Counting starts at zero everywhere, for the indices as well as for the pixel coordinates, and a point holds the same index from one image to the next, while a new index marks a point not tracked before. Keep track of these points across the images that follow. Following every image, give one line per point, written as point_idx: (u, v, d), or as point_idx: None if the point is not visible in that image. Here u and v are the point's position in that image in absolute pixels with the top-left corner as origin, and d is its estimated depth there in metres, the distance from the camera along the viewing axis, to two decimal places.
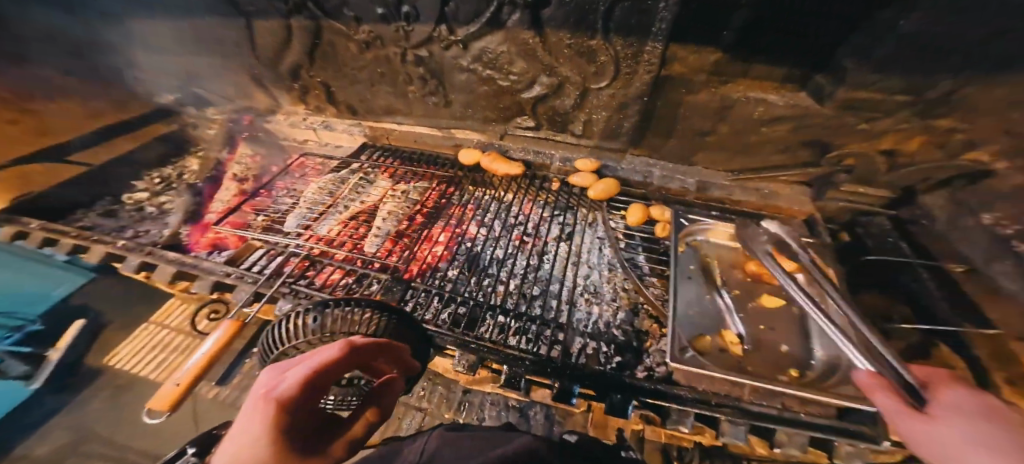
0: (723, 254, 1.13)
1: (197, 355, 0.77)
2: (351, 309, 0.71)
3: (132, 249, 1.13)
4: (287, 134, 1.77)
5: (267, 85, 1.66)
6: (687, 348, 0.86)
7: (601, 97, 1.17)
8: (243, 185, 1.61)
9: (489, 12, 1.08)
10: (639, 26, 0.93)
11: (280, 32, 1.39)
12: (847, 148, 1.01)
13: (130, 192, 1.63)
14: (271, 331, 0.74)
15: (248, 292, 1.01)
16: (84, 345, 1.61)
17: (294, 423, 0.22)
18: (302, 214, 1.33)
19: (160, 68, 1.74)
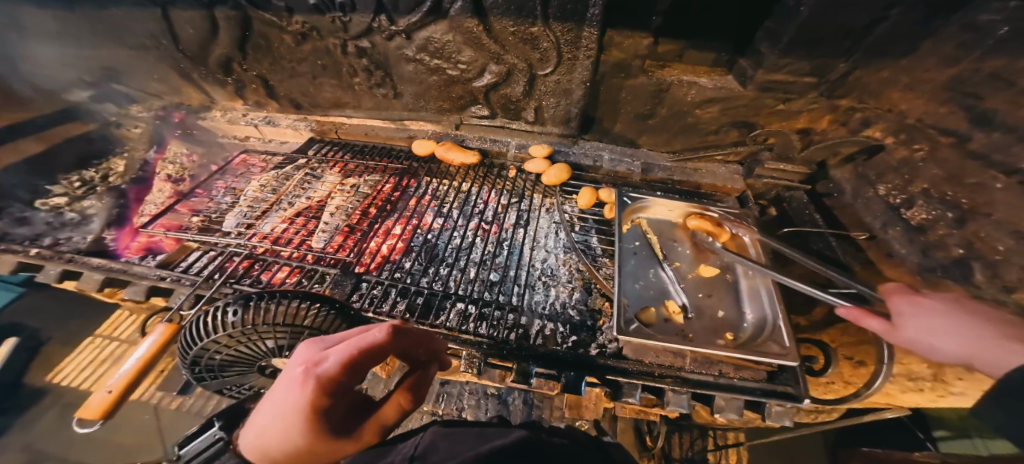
0: (668, 231, 1.20)
1: (132, 360, 0.73)
2: (284, 301, 0.75)
3: (51, 257, 1.06)
4: (228, 131, 1.71)
5: (196, 79, 1.58)
6: (631, 320, 0.92)
7: (547, 84, 1.18)
8: (178, 186, 1.53)
9: (430, 2, 1.06)
10: (574, 12, 0.93)
11: (204, 23, 1.31)
12: (768, 127, 1.12)
13: (45, 197, 1.47)
14: (190, 328, 0.75)
15: (186, 295, 0.98)
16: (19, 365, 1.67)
17: (327, 393, 0.34)
18: (244, 213, 1.28)
19: (75, 62, 1.60)
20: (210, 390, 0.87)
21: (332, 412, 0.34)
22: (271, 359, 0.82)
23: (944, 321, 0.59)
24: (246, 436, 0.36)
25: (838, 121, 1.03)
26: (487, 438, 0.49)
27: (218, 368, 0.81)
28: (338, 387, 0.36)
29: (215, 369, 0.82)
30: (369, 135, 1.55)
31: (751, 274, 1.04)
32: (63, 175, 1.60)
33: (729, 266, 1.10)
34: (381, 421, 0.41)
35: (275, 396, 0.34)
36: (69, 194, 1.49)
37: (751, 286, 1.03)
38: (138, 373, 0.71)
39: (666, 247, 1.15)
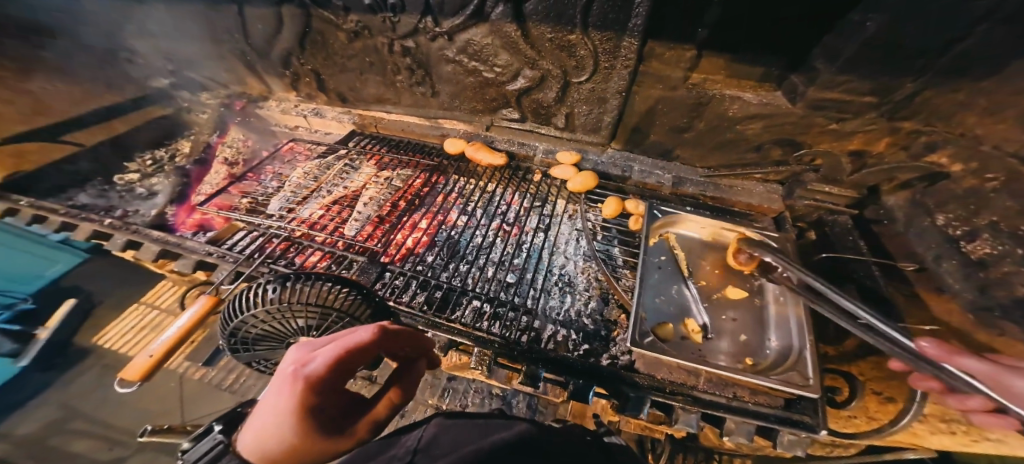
0: (694, 248, 1.16)
1: (173, 328, 0.83)
2: (318, 283, 0.81)
3: (119, 227, 1.19)
4: (279, 120, 1.83)
5: (259, 71, 1.72)
6: (647, 333, 0.92)
7: (581, 91, 1.17)
8: (233, 169, 1.64)
9: (474, 5, 1.09)
10: (615, 21, 0.92)
11: (272, 20, 1.43)
12: (817, 147, 1.04)
13: (122, 172, 1.66)
14: (233, 300, 0.82)
15: (229, 271, 1.07)
16: (75, 322, 2.00)
17: (315, 391, 0.36)
18: (287, 198, 1.37)
19: (158, 51, 1.79)
20: (240, 361, 0.93)
21: (323, 413, 0.36)
22: (298, 337, 0.87)
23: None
24: (245, 439, 0.35)
25: (897, 144, 0.94)
26: (491, 432, 0.45)
27: (250, 341, 0.88)
28: (327, 388, 0.38)
29: (248, 341, 0.88)
30: (405, 130, 1.61)
31: (781, 301, 1.00)
32: (137, 153, 1.80)
33: (759, 290, 1.06)
34: (375, 419, 0.43)
35: (262, 401, 0.36)
36: (139, 170, 1.68)
37: (779, 313, 0.99)
38: (176, 342, 0.81)
39: (693, 265, 1.12)
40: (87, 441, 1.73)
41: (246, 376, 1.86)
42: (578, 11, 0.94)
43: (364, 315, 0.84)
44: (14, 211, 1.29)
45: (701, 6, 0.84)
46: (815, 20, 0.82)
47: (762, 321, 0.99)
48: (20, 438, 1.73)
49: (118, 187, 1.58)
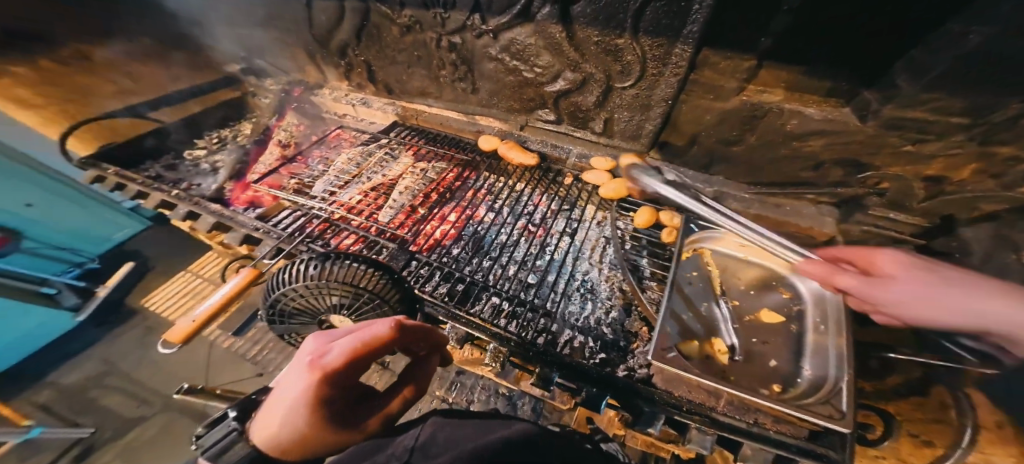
0: (728, 265, 1.13)
1: (216, 297, 0.91)
2: (351, 263, 0.86)
3: (183, 198, 1.31)
4: (330, 108, 1.94)
5: (319, 61, 1.82)
6: (670, 348, 0.88)
7: (624, 97, 1.14)
8: (286, 151, 1.70)
9: (521, 5, 1.09)
10: (668, 25, 0.86)
11: (334, 13, 1.50)
12: (886, 169, 0.92)
13: (191, 149, 1.81)
14: (277, 273, 0.88)
15: (271, 246, 1.16)
16: (131, 283, 2.40)
17: (328, 383, 0.38)
18: (331, 181, 1.45)
19: (233, 38, 1.95)
20: (275, 333, 0.98)
21: (334, 405, 0.39)
22: (330, 315, 0.91)
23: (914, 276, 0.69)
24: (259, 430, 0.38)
25: (987, 172, 0.79)
26: (497, 429, 0.43)
27: (287, 314, 0.93)
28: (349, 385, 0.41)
29: (283, 315, 0.93)
30: (444, 124, 1.68)
31: (821, 330, 0.94)
32: (207, 132, 1.95)
33: (797, 316, 1.01)
34: (387, 413, 0.48)
35: (285, 394, 0.39)
36: (207, 148, 1.82)
37: (817, 342, 0.93)
38: (217, 310, 0.89)
39: (726, 282, 1.10)
40: (118, 397, 2.03)
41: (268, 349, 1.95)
42: (630, 15, 0.89)
43: (394, 297, 0.87)
44: (103, 178, 1.43)
45: (768, 9, 0.75)
46: (902, 32, 0.69)
47: (797, 347, 0.94)
48: (66, 386, 2.07)
49: (184, 161, 1.72)
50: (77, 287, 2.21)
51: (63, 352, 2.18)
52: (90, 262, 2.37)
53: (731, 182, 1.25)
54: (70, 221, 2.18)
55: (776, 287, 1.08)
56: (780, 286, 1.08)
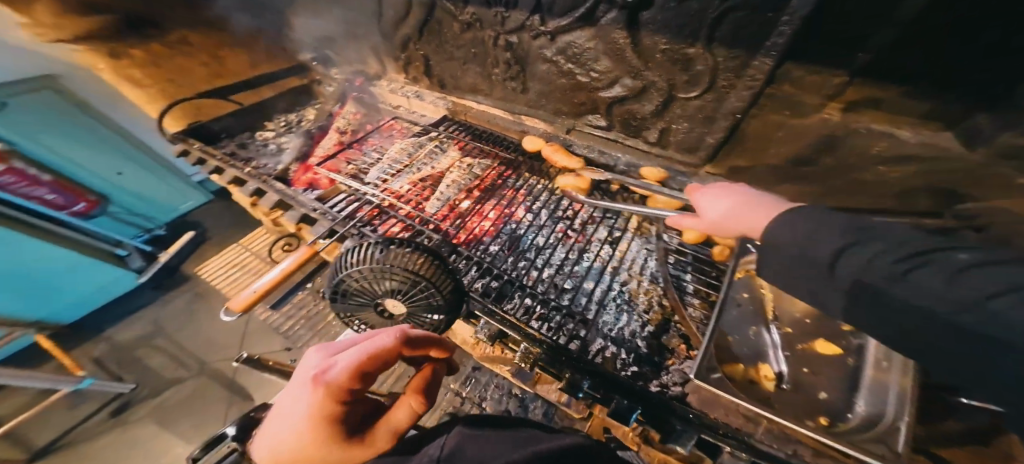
0: (784, 291, 1.06)
1: (278, 271, 1.11)
2: (407, 249, 1.04)
3: (252, 176, 1.50)
4: (387, 100, 2.09)
5: (381, 54, 1.97)
6: (715, 370, 0.87)
7: (686, 107, 1.09)
8: (342, 137, 1.94)
9: (585, 8, 1.08)
10: (750, 36, 0.79)
11: (402, 9, 1.66)
12: (994, 207, 0.74)
13: (261, 130, 2.07)
14: (344, 257, 1.05)
15: (326, 227, 1.30)
16: (187, 251, 2.88)
17: (326, 400, 0.52)
18: (384, 168, 1.68)
19: (308, 32, 2.10)
20: (336, 312, 1.10)
21: (334, 421, 0.53)
22: (385, 298, 1.06)
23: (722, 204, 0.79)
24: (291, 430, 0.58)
25: None
26: None
27: (346, 294, 1.06)
28: (340, 393, 0.52)
29: (344, 294, 1.06)
30: (491, 122, 1.83)
31: (883, 367, 0.88)
32: (276, 115, 2.21)
33: (856, 350, 0.95)
34: (392, 424, 0.59)
35: (297, 392, 0.55)
36: (275, 130, 2.07)
37: (876, 380, 0.87)
38: (276, 282, 1.07)
39: (779, 308, 1.05)
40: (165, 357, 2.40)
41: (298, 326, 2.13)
42: (705, 25, 0.84)
43: (441, 280, 1.04)
44: (188, 151, 1.69)
45: (864, 24, 0.62)
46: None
47: (851, 384, 0.90)
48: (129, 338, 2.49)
49: (255, 139, 1.98)
50: (143, 250, 2.70)
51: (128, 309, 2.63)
52: (156, 229, 2.84)
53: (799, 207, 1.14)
54: (145, 190, 2.66)
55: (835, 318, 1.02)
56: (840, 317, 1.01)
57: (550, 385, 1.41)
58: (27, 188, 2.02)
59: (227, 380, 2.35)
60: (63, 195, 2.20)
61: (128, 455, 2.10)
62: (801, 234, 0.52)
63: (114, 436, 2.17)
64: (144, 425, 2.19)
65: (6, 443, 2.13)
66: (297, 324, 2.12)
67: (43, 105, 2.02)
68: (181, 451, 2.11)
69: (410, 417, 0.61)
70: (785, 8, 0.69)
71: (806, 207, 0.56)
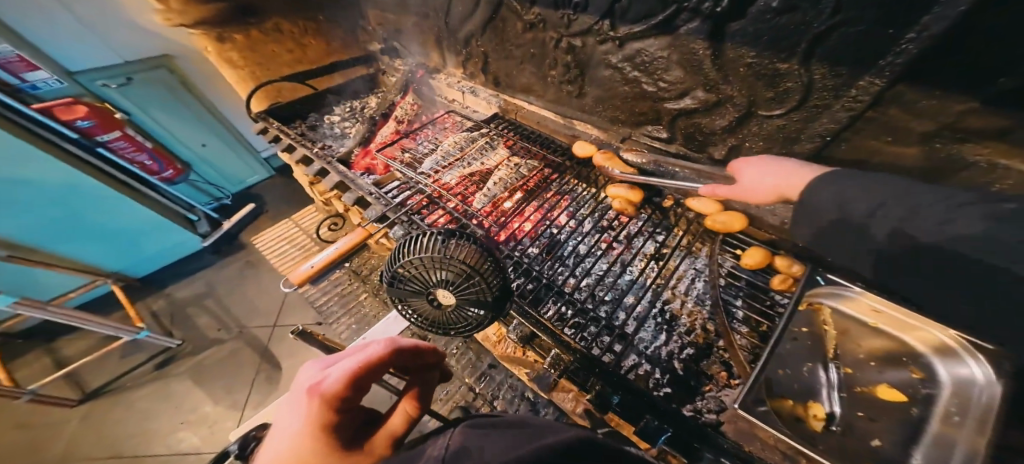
0: (850, 328, 0.86)
1: (332, 250, 1.35)
2: (463, 243, 1.08)
3: (319, 157, 1.79)
4: (443, 92, 2.31)
5: (443, 47, 2.16)
6: (763, 401, 0.75)
7: (766, 126, 1.03)
8: (399, 126, 2.12)
9: (664, 16, 1.05)
10: (861, 56, 0.72)
11: (469, 7, 1.79)
12: None
13: (331, 114, 2.43)
14: (405, 244, 1.13)
15: (378, 212, 1.49)
16: (247, 219, 3.29)
17: (323, 406, 0.52)
18: (437, 161, 1.78)
19: (386, 20, 2.40)
20: (390, 296, 1.15)
21: (337, 427, 0.51)
22: (436, 288, 1.08)
23: (757, 169, 0.91)
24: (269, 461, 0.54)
25: None
26: (530, 439, 0.45)
27: (401, 280, 1.12)
28: (336, 402, 0.53)
29: (400, 279, 1.12)
30: (539, 124, 1.86)
31: (955, 421, 0.61)
32: (344, 99, 2.56)
33: (925, 400, 0.69)
34: (391, 432, 0.56)
35: (285, 417, 0.52)
36: (341, 115, 2.40)
37: (942, 435, 0.62)
38: (331, 259, 1.32)
39: (842, 346, 0.85)
40: (206, 317, 2.65)
41: (331, 302, 2.21)
42: (807, 40, 0.78)
43: (490, 277, 1.05)
44: (268, 130, 2.07)
45: (991, 48, 0.55)
46: None
47: (911, 435, 0.65)
48: (182, 296, 2.80)
49: (323, 123, 2.31)
50: (210, 217, 3.16)
51: (190, 269, 2.99)
52: (222, 198, 3.37)
53: None
54: (223, 164, 3.30)
55: (903, 363, 0.76)
56: (910, 363, 0.75)
57: (565, 393, 1.33)
58: (132, 153, 2.60)
59: (259, 347, 2.47)
60: (157, 162, 2.75)
61: (162, 407, 2.23)
62: (837, 198, 0.66)
63: (153, 388, 2.32)
64: (181, 380, 2.34)
65: (66, 382, 2.34)
66: (330, 300, 2.21)
67: (157, 88, 2.64)
68: (208, 410, 2.22)
69: (406, 422, 0.59)
70: (916, 24, 0.61)
71: (839, 177, 0.68)
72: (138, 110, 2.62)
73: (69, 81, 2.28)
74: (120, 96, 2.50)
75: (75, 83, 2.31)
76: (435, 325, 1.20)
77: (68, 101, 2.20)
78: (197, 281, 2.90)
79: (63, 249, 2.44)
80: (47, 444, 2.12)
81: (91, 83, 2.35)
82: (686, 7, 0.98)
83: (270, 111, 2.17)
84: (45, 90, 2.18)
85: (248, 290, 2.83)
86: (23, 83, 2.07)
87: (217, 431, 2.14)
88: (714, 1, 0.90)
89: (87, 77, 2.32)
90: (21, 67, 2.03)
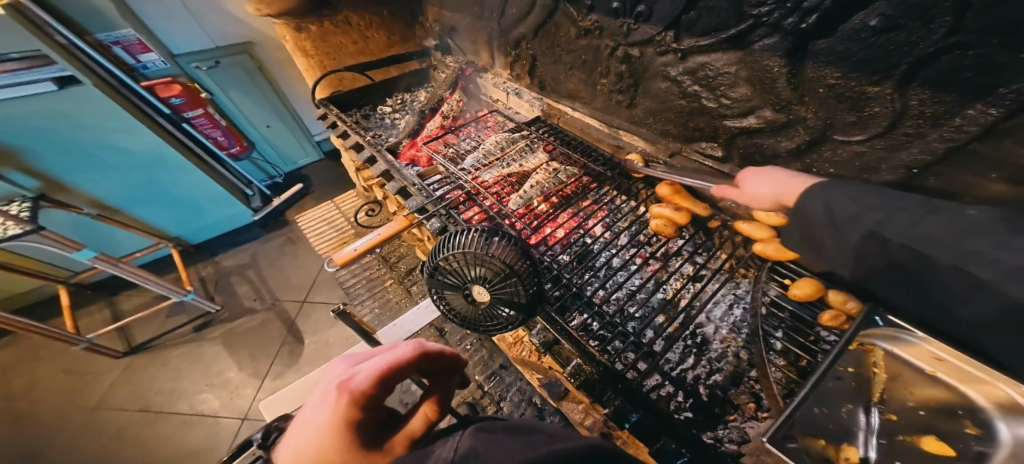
0: (903, 373, 0.86)
1: (372, 237, 1.38)
2: (503, 242, 1.08)
3: (369, 145, 1.86)
4: (488, 92, 2.35)
5: (493, 48, 2.21)
6: (792, 438, 0.75)
7: (841, 152, 0.97)
8: (444, 122, 2.17)
9: (737, 30, 1.02)
10: (973, 83, 0.67)
11: (525, 9, 1.80)
12: None
13: (382, 105, 2.53)
14: (448, 238, 1.14)
15: (420, 203, 1.52)
16: (292, 201, 3.42)
17: (348, 401, 0.50)
18: (479, 159, 1.81)
19: (444, 18, 2.49)
20: (428, 287, 1.17)
21: (359, 424, 0.49)
22: (473, 285, 1.09)
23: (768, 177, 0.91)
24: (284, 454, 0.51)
25: None
26: (534, 442, 0.45)
27: (439, 271, 1.13)
28: (363, 400, 0.50)
29: (439, 272, 1.12)
30: (583, 131, 1.84)
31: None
32: (395, 92, 2.67)
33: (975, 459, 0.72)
34: (411, 434, 0.53)
35: (312, 409, 0.51)
36: (391, 107, 2.50)
37: None
38: (371, 245, 1.35)
39: (889, 393, 0.87)
40: (242, 286, 2.79)
41: (359, 285, 2.28)
42: (909, 62, 0.74)
43: (526, 280, 1.04)
44: (325, 115, 2.19)
45: None
46: None
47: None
48: (221, 265, 2.96)
49: (375, 114, 2.41)
50: (263, 196, 3.36)
51: (230, 241, 3.15)
52: (276, 178, 3.57)
53: None
54: (283, 146, 3.53)
55: (957, 416, 0.79)
56: (965, 417, 0.78)
57: (575, 404, 1.32)
58: (209, 130, 2.81)
59: (287, 321, 2.57)
60: (227, 138, 2.95)
61: (193, 367, 2.36)
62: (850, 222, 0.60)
63: (189, 348, 2.45)
64: (213, 344, 2.47)
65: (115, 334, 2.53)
66: (358, 283, 2.27)
67: (236, 72, 2.88)
68: (232, 375, 2.32)
69: (424, 423, 0.56)
70: None
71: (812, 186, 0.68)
72: (219, 89, 2.87)
73: (172, 63, 2.56)
74: (207, 79, 2.77)
75: (176, 65, 2.59)
76: (469, 322, 1.20)
77: (167, 81, 2.46)
78: (237, 252, 3.06)
79: (140, 212, 2.64)
80: (91, 388, 2.29)
81: (188, 65, 2.64)
82: (764, 22, 0.95)
83: (329, 97, 2.30)
84: (152, 70, 2.47)
85: (282, 264, 2.97)
86: (137, 63, 2.37)
87: (239, 397, 2.23)
88: (799, 16, 0.87)
89: (185, 60, 2.61)
90: (138, 49, 2.32)
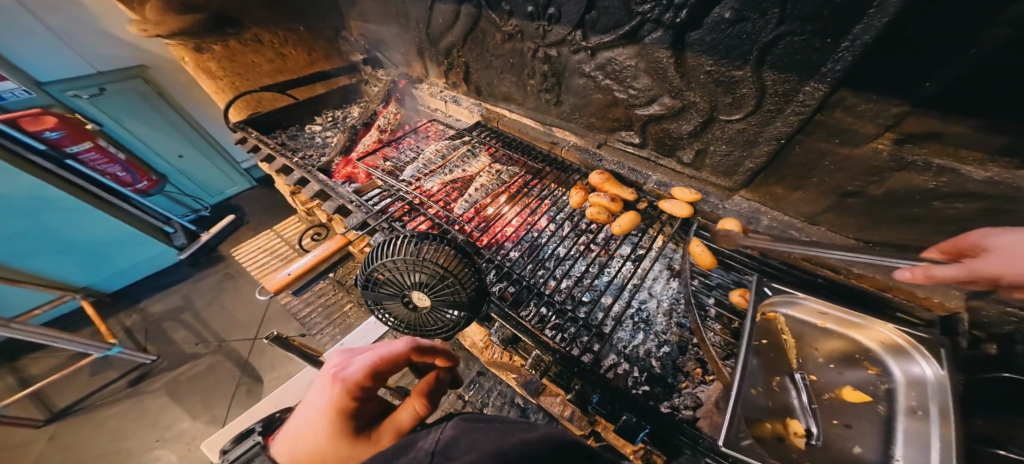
0: (802, 332, 0.94)
1: (304, 260, 1.34)
2: (437, 244, 1.08)
3: (299, 167, 1.81)
4: (426, 102, 2.36)
5: (425, 57, 2.21)
6: (744, 435, 0.71)
7: (727, 130, 1.08)
8: (381, 135, 2.15)
9: (630, 26, 1.10)
10: (806, 64, 0.79)
11: (450, 17, 1.81)
12: None
13: (312, 124, 2.45)
14: (381, 247, 1.12)
15: (359, 219, 1.48)
16: (224, 234, 3.28)
17: (343, 389, 0.56)
18: (419, 168, 1.81)
19: (371, 33, 2.48)
20: (366, 300, 1.15)
21: (348, 412, 0.55)
22: (412, 291, 1.08)
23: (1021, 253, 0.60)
24: (277, 440, 0.56)
25: None
26: (515, 431, 0.48)
27: (377, 282, 1.11)
28: (356, 391, 0.57)
29: (376, 283, 1.11)
30: (521, 130, 1.88)
31: (919, 415, 0.73)
32: (327, 110, 2.60)
33: (886, 396, 0.80)
34: (398, 428, 0.56)
35: (313, 396, 0.58)
36: (323, 125, 2.45)
37: (914, 430, 0.72)
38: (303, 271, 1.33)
39: (801, 352, 0.92)
40: (184, 332, 2.58)
41: (313, 313, 2.17)
42: (757, 48, 0.84)
43: (465, 279, 1.05)
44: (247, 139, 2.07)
45: (924, 42, 0.62)
46: None
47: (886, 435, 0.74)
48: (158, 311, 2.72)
49: (304, 134, 2.34)
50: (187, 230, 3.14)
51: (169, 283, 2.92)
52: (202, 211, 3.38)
53: (835, 235, 1.06)
54: (201, 174, 3.32)
55: (857, 360, 0.89)
56: (863, 360, 0.88)
57: (553, 397, 1.32)
58: (104, 166, 2.56)
59: (240, 361, 2.42)
60: (131, 174, 2.72)
61: (136, 425, 2.15)
62: None
63: (129, 405, 2.24)
64: (156, 397, 2.26)
65: (32, 403, 2.24)
66: (313, 311, 2.17)
67: (131, 98, 2.66)
68: (186, 426, 2.14)
69: (413, 418, 0.58)
70: (848, 34, 0.69)
71: None
72: (111, 120, 2.61)
73: (39, 92, 2.27)
74: (92, 108, 2.49)
75: (44, 94, 2.29)
76: (413, 329, 1.20)
77: (35, 112, 2.16)
78: (174, 295, 2.84)
79: (35, 266, 2.36)
80: None
81: (62, 94, 2.36)
82: (650, 18, 1.03)
83: (251, 119, 2.18)
84: (12, 100, 2.15)
85: (229, 302, 2.78)
86: None
87: (194, 451, 2.05)
88: (674, 12, 0.96)
89: (57, 88, 2.33)
90: None
